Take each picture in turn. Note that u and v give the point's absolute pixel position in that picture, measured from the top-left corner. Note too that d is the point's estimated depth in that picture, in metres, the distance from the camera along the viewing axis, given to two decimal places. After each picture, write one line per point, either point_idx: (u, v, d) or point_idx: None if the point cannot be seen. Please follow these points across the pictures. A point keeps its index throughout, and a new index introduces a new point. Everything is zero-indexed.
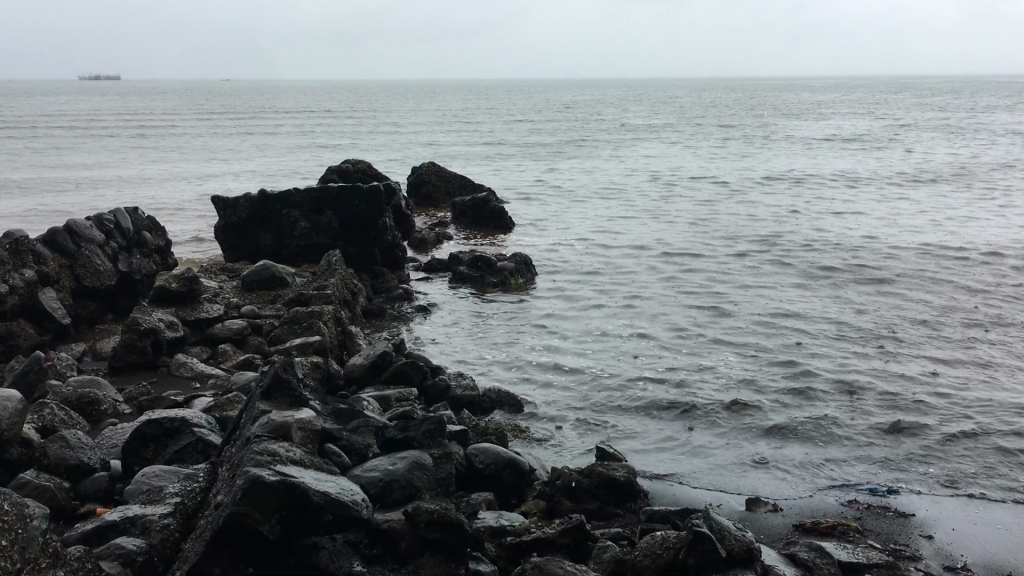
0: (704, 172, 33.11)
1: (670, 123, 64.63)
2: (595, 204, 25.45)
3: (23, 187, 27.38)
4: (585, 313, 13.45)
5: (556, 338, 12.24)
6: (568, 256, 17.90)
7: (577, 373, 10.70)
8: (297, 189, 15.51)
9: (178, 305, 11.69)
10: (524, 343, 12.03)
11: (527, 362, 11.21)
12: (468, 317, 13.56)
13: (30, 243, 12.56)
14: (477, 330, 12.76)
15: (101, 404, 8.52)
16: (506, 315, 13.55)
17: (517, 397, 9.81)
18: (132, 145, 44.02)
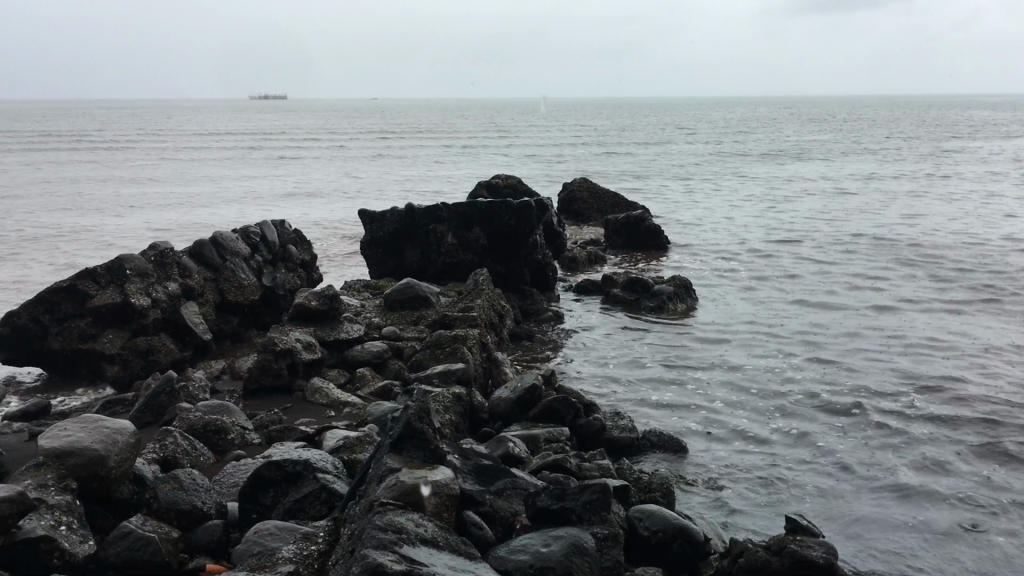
0: (874, 197, 30.91)
1: (831, 143, 61.63)
2: (759, 227, 23.83)
3: (183, 200, 28.11)
4: (755, 349, 12.08)
5: (722, 375, 10.97)
6: (731, 284, 16.48)
7: (751, 420, 9.37)
8: (444, 205, 14.80)
9: (318, 325, 11.05)
10: (685, 379, 10.79)
11: (690, 402, 9.97)
12: (623, 345, 12.39)
13: (176, 255, 12.28)
14: (633, 360, 11.61)
15: (228, 433, 7.86)
16: (664, 345, 12.36)
17: (682, 443, 8.57)
18: (294, 160, 45.23)
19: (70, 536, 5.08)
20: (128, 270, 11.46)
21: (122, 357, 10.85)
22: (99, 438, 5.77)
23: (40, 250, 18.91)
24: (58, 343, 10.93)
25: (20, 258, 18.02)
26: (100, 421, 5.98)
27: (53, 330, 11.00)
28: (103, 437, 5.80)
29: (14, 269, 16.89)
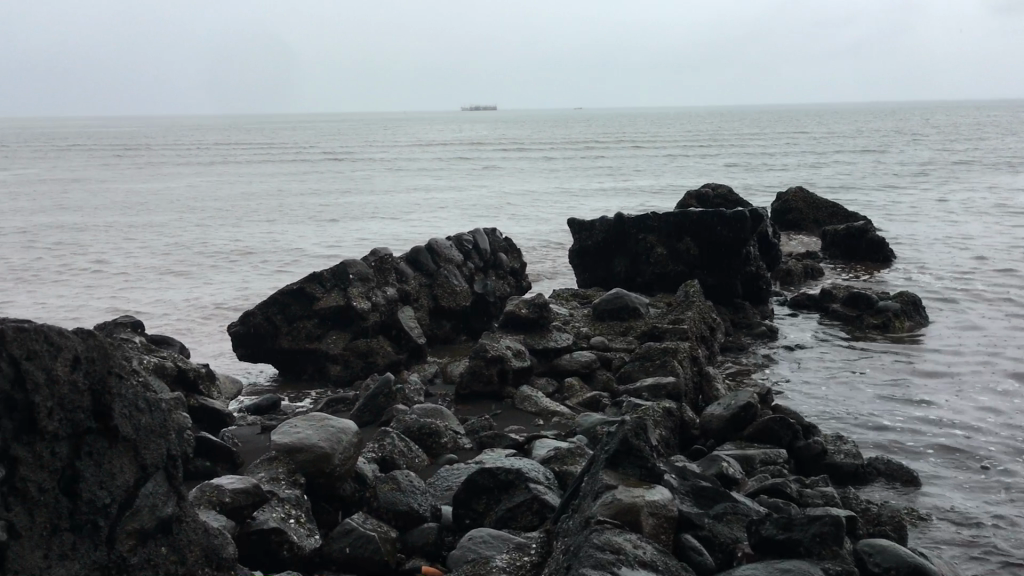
0: None
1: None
2: (997, 242, 21.95)
3: (399, 208, 29.37)
4: (995, 375, 11.06)
5: (957, 402, 10.10)
6: (964, 303, 15.24)
7: (992, 454, 8.54)
8: (655, 214, 14.60)
9: (528, 333, 11.14)
10: (915, 405, 10.02)
11: (920, 429, 9.24)
12: (843, 364, 11.69)
13: (394, 261, 12.79)
14: (856, 381, 10.91)
15: (441, 436, 8.03)
16: (890, 366, 11.55)
17: (912, 473, 7.94)
18: (502, 169, 46.25)
19: (299, 529, 5.29)
20: (350, 274, 12.00)
21: (343, 358, 11.41)
22: (325, 436, 6.02)
23: (274, 254, 20.32)
24: (286, 341, 11.57)
25: (257, 261, 19.42)
26: (326, 419, 6.25)
27: (283, 329, 11.63)
28: (329, 435, 6.05)
29: (251, 271, 18.21)
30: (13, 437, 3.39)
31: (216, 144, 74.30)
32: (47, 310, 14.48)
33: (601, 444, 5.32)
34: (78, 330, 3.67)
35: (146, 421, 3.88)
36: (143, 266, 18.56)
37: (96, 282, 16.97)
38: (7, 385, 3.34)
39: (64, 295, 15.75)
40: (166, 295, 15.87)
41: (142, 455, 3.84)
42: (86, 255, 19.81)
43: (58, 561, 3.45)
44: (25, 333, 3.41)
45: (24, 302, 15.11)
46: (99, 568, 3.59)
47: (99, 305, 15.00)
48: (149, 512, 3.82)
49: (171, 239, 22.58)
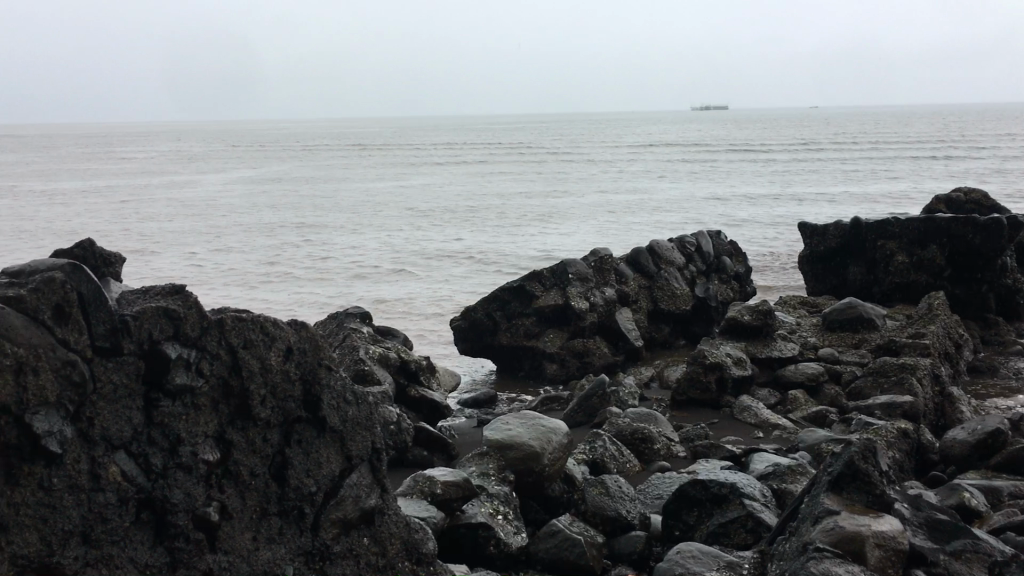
0: None
1: None
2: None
3: (624, 209, 29.30)
4: None
5: None
6: None
7: None
8: (896, 219, 13.45)
9: (750, 341, 10.70)
10: None
11: None
12: None
13: (614, 261, 12.71)
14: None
15: (655, 443, 7.86)
16: None
17: None
18: (731, 171, 45.05)
19: (506, 526, 5.30)
20: (570, 274, 11.99)
21: (559, 356, 11.49)
22: (536, 435, 6.03)
23: (499, 252, 20.83)
24: (506, 338, 11.81)
25: (482, 259, 19.99)
26: (538, 418, 6.26)
27: (503, 326, 11.87)
28: (539, 435, 6.04)
29: (477, 269, 18.77)
30: (230, 421, 3.71)
31: (451, 144, 77.39)
32: (290, 300, 15.60)
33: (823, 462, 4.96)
34: (295, 325, 3.99)
35: (353, 413, 4.10)
36: (378, 262, 19.60)
37: (335, 275, 18.10)
38: (227, 372, 3.70)
39: (307, 287, 16.91)
40: (396, 290, 16.66)
41: (349, 446, 4.06)
42: (328, 251, 21.21)
43: (265, 544, 3.69)
44: (245, 323, 3.77)
45: (272, 292, 16.37)
46: (302, 552, 3.79)
47: (336, 296, 15.98)
48: (353, 503, 4.01)
49: (405, 236, 23.72)
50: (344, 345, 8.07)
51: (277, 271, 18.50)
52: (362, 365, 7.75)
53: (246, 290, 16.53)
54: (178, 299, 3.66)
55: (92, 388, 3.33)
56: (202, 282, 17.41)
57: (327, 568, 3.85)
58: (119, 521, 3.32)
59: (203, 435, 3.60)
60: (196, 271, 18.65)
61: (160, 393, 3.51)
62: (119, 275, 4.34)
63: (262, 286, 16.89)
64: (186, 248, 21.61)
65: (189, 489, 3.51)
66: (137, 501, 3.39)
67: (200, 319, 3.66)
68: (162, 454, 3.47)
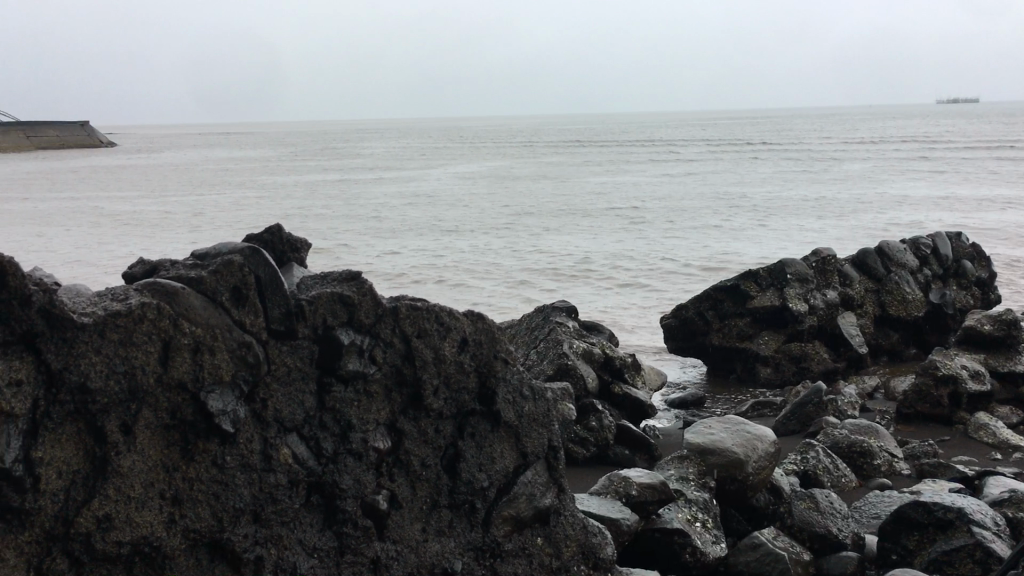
0: None
1: None
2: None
3: (853, 208, 27.63)
4: None
5: None
6: None
7: None
8: None
9: (992, 353, 9.73)
10: None
11: None
12: None
13: (838, 262, 12.00)
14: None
15: (874, 458, 7.32)
16: None
17: None
18: (978, 169, 41.38)
19: (704, 534, 5.07)
20: (789, 274, 11.40)
21: (774, 360, 11.00)
22: (741, 441, 5.73)
23: (718, 251, 20.26)
24: (718, 338, 11.42)
25: (700, 257, 19.53)
26: (743, 425, 5.97)
27: (715, 326, 11.49)
28: (744, 441, 5.74)
29: (693, 267, 18.35)
30: (402, 411, 4.03)
31: (678, 140, 76.23)
32: (506, 294, 15.96)
33: None
34: (470, 316, 4.26)
35: (530, 409, 4.33)
36: (594, 259, 19.63)
37: (551, 270, 18.32)
38: (399, 360, 4.00)
39: (523, 282, 17.23)
40: (609, 287, 16.63)
41: (524, 441, 4.29)
42: (546, 247, 21.49)
43: (434, 536, 3.97)
44: (420, 312, 4.06)
45: (490, 285, 16.81)
46: (473, 548, 4.04)
47: (550, 291, 16.18)
48: (525, 498, 4.19)
49: (623, 232, 23.60)
50: (549, 340, 8.14)
51: (495, 265, 18.98)
52: (565, 359, 7.81)
53: (465, 283, 17.09)
54: (353, 286, 3.96)
55: (268, 369, 3.70)
56: (426, 273, 18.17)
57: (499, 564, 4.08)
58: (289, 503, 3.67)
59: (374, 424, 3.92)
60: (421, 262, 19.48)
61: (332, 378, 3.85)
62: (305, 259, 4.57)
63: (480, 279, 17.39)
64: (413, 241, 22.61)
65: (358, 476, 3.84)
66: (309, 482, 3.74)
67: (374, 306, 3.97)
68: (334, 440, 3.82)
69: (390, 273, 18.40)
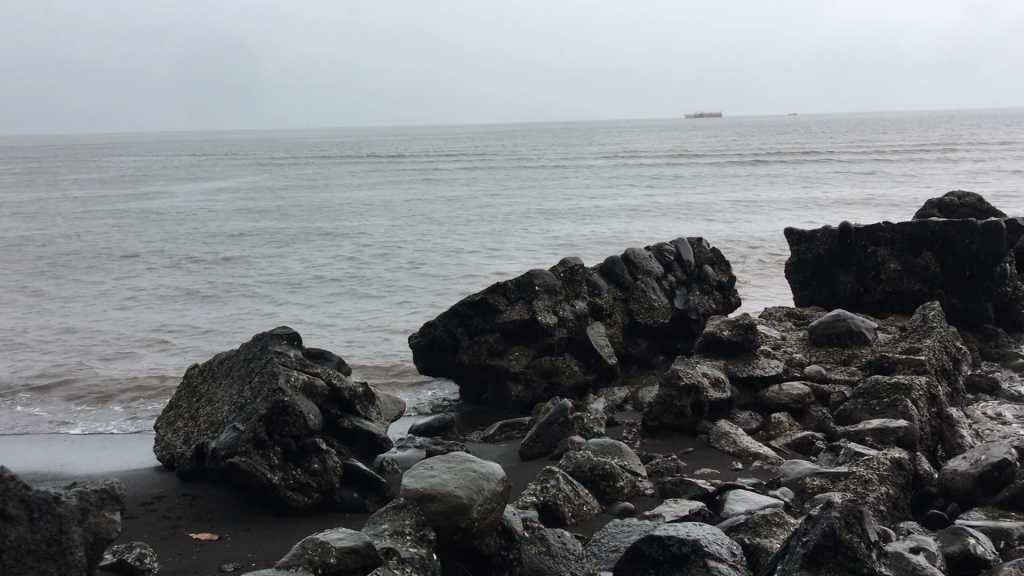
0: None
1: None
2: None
3: (609, 219, 28.49)
4: None
5: None
6: None
7: None
8: (887, 223, 12.84)
9: (731, 358, 9.75)
10: None
11: None
12: None
13: (586, 272, 11.82)
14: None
15: (617, 480, 6.93)
16: None
17: None
18: (719, 177, 44.13)
19: None
20: (536, 286, 11.09)
21: (525, 377, 10.56)
22: (463, 483, 5.16)
23: (472, 268, 19.97)
24: (467, 356, 10.86)
25: (455, 276, 19.09)
26: (469, 462, 5.40)
27: (464, 343, 10.92)
28: (468, 481, 5.19)
29: (450, 286, 17.96)
30: None
31: (441, 154, 76.61)
32: (243, 332, 14.65)
33: (817, 534, 4.05)
34: None
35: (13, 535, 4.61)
36: (349, 282, 18.77)
37: (300, 300, 17.18)
38: None
39: (262, 317, 15.87)
40: (362, 312, 15.84)
41: None
42: (292, 273, 20.13)
43: None
44: None
45: (227, 322, 15.41)
46: None
47: (298, 324, 15.14)
48: None
49: (381, 253, 22.94)
50: (264, 372, 7.15)
51: (233, 299, 17.43)
52: (281, 396, 6.85)
53: (203, 318, 15.72)
54: None
55: None
56: (153, 312, 16.29)
57: None
58: None
59: None
60: (155, 296, 17.83)
61: None
62: None
63: (221, 314, 16.07)
64: (149, 272, 20.66)
65: None
66: None
67: None
68: None
69: (110, 313, 16.34)
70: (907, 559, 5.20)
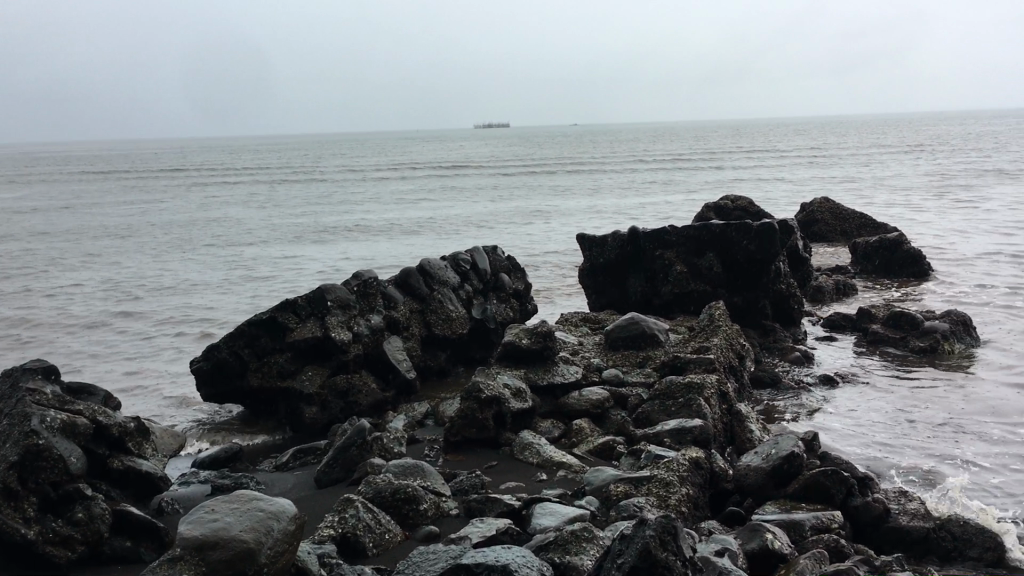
0: None
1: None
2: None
3: (402, 231, 28.18)
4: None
5: (1002, 441, 8.78)
6: (1000, 319, 13.88)
7: None
8: (672, 227, 13.33)
9: (531, 366, 9.65)
10: (964, 444, 8.70)
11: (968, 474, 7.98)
12: (880, 399, 10.29)
13: (381, 285, 11.40)
14: (926, 417, 9.55)
15: (421, 503, 6.58)
16: (928, 397, 10.27)
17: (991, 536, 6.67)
18: (508, 187, 44.90)
19: None
20: (329, 301, 10.58)
21: (320, 398, 10.02)
22: (249, 526, 4.72)
23: (262, 287, 19.06)
24: (257, 379, 10.19)
25: (243, 295, 18.12)
26: (256, 501, 4.94)
27: (252, 366, 10.24)
28: (255, 523, 4.75)
29: (238, 306, 17.00)
30: None
31: (224, 168, 73.50)
32: None
33: (633, 562, 3.93)
34: None
35: None
36: (125, 307, 17.36)
37: (68, 328, 15.68)
38: None
39: (23, 350, 14.34)
40: (138, 338, 14.65)
41: None
42: (61, 299, 18.42)
43: None
44: None
45: None
46: None
47: (66, 356, 13.78)
48: None
49: (160, 273, 21.47)
50: (13, 413, 6.27)
51: None
52: (35, 440, 6.03)
53: None
54: None
55: None
56: None
57: None
58: None
59: None
60: None
61: None
62: None
63: None
64: None
65: None
66: None
67: None
68: None
69: None
70: (712, 565, 5.20)
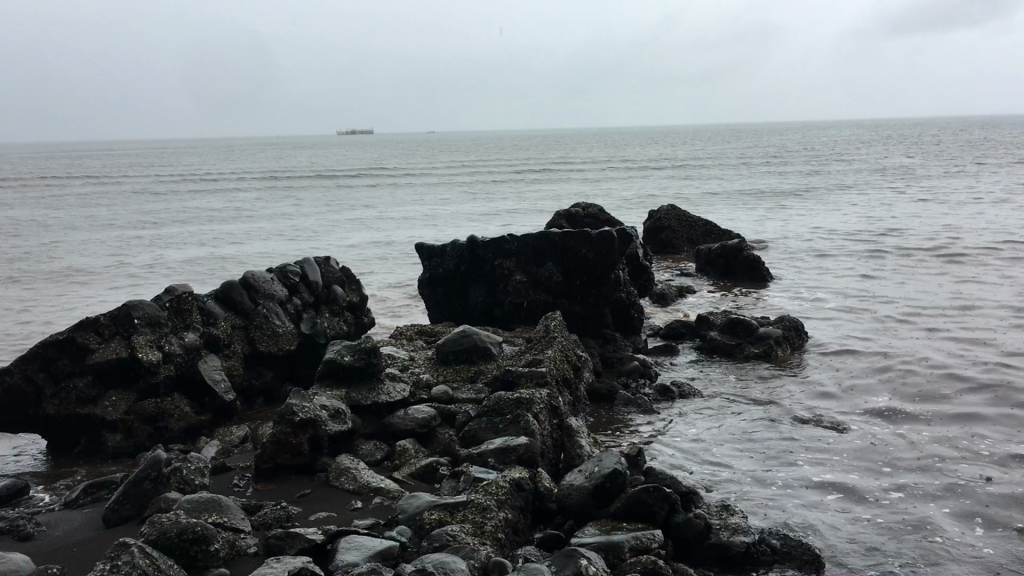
0: (973, 215, 28.18)
1: (906, 166, 58.89)
2: (855, 253, 21.58)
3: (246, 244, 27.14)
4: (860, 415, 10.00)
5: (825, 448, 8.91)
6: (827, 326, 14.33)
7: (871, 515, 7.37)
8: (511, 236, 13.07)
9: (355, 385, 9.13)
10: (788, 453, 8.77)
11: (790, 483, 8.01)
12: (713, 408, 10.32)
13: (198, 299, 10.62)
14: (754, 426, 9.60)
15: (212, 543, 5.98)
16: (758, 405, 10.39)
17: (806, 549, 6.62)
18: (361, 197, 44.15)
19: None
20: (136, 319, 9.75)
21: (125, 425, 9.20)
22: None
23: (84, 308, 17.83)
24: (52, 407, 9.23)
25: (61, 318, 16.88)
26: None
27: (48, 392, 9.31)
28: None
29: (55, 330, 15.81)
30: None
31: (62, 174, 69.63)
32: None
33: None
34: None
35: None
36: None
37: None
38: None
39: None
40: None
41: None
42: None
43: None
44: None
45: None
46: None
47: None
48: None
49: None
50: None
51: None
52: None
53: None
54: None
55: None
56: None
57: None
58: None
59: None
60: None
61: None
62: None
63: None
64: None
65: None
66: None
67: None
68: None
69: None
70: None
